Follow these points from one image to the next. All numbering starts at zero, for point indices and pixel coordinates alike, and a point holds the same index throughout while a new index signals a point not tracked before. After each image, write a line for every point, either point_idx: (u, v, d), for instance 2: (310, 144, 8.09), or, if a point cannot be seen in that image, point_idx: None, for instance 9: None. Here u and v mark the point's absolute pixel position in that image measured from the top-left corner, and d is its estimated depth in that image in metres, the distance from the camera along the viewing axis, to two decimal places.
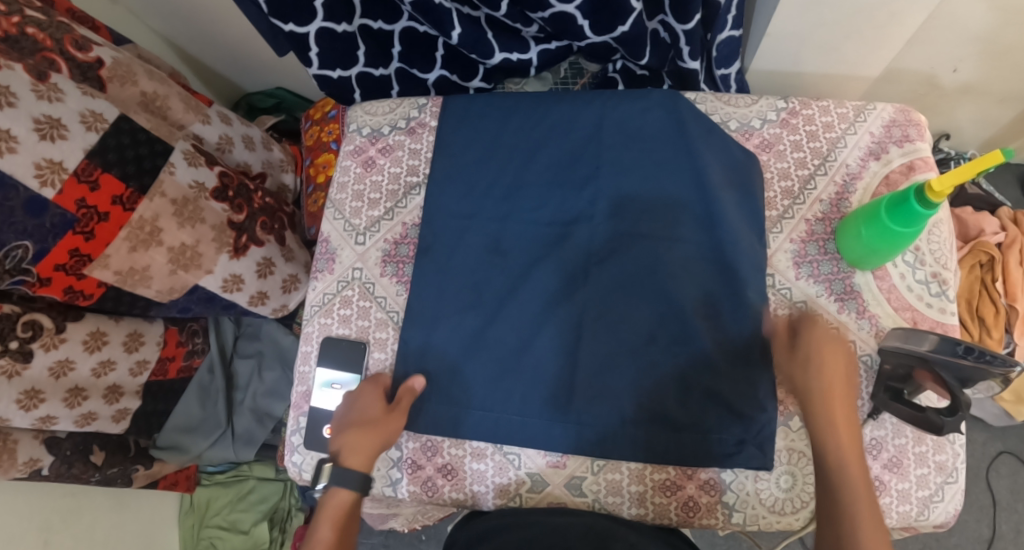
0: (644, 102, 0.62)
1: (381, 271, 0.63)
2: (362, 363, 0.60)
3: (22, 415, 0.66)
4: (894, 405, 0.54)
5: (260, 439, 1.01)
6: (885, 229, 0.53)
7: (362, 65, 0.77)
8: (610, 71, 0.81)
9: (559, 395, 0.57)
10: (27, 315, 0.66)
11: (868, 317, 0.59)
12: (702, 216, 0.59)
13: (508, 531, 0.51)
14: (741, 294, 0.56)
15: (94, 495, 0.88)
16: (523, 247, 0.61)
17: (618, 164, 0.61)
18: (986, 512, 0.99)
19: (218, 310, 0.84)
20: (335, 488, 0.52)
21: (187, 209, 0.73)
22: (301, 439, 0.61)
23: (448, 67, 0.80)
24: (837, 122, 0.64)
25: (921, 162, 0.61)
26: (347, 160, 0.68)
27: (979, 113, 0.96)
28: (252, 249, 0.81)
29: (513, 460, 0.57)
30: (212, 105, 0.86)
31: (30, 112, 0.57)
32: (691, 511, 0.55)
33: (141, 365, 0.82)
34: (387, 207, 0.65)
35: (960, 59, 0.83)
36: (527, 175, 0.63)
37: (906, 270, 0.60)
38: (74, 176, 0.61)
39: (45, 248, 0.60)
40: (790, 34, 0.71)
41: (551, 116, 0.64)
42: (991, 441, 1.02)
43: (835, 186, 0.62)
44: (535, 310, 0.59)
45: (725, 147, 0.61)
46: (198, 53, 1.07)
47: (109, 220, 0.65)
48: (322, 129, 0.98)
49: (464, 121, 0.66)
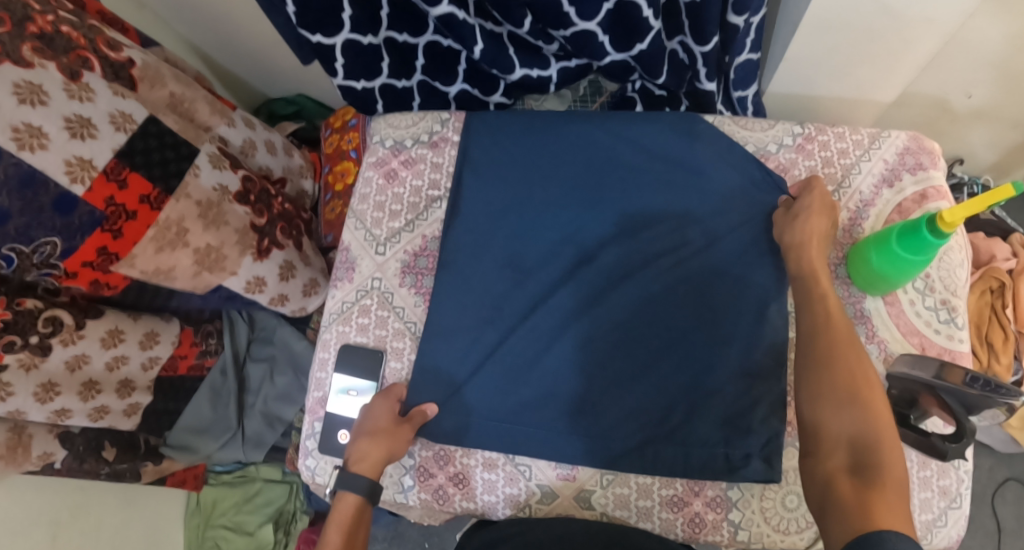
0: (662, 124, 0.64)
1: (400, 281, 0.64)
2: (379, 372, 0.62)
3: (37, 408, 0.67)
4: (901, 429, 0.55)
5: (269, 443, 1.03)
6: (896, 256, 0.54)
7: (385, 76, 0.78)
8: (629, 91, 0.84)
9: (571, 408, 0.58)
10: (49, 311, 0.67)
11: (877, 342, 0.60)
12: (715, 237, 0.60)
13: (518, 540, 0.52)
14: (753, 315, 0.58)
15: (101, 491, 0.89)
16: (540, 262, 0.62)
17: (635, 184, 0.63)
18: (991, 538, 0.99)
19: None
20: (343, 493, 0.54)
21: (211, 212, 0.74)
22: (316, 443, 0.62)
23: (470, 81, 0.81)
24: (852, 149, 0.65)
25: (933, 190, 0.63)
26: (370, 171, 0.69)
27: (992, 139, 0.97)
28: (274, 251, 0.85)
29: (524, 471, 0.58)
30: (237, 110, 0.88)
31: (62, 112, 0.58)
32: (697, 527, 0.56)
33: (153, 361, 0.83)
34: (407, 219, 0.66)
35: (974, 86, 0.84)
36: (546, 191, 0.64)
37: (915, 296, 0.61)
38: (103, 175, 0.63)
39: (73, 246, 0.63)
40: (806, 58, 0.72)
41: (572, 135, 0.66)
42: (997, 467, 1.02)
43: (848, 212, 0.63)
44: (550, 325, 0.60)
45: (741, 170, 0.63)
46: (224, 60, 1.10)
47: (136, 219, 0.67)
48: (342, 137, 0.99)
49: (485, 138, 0.67)
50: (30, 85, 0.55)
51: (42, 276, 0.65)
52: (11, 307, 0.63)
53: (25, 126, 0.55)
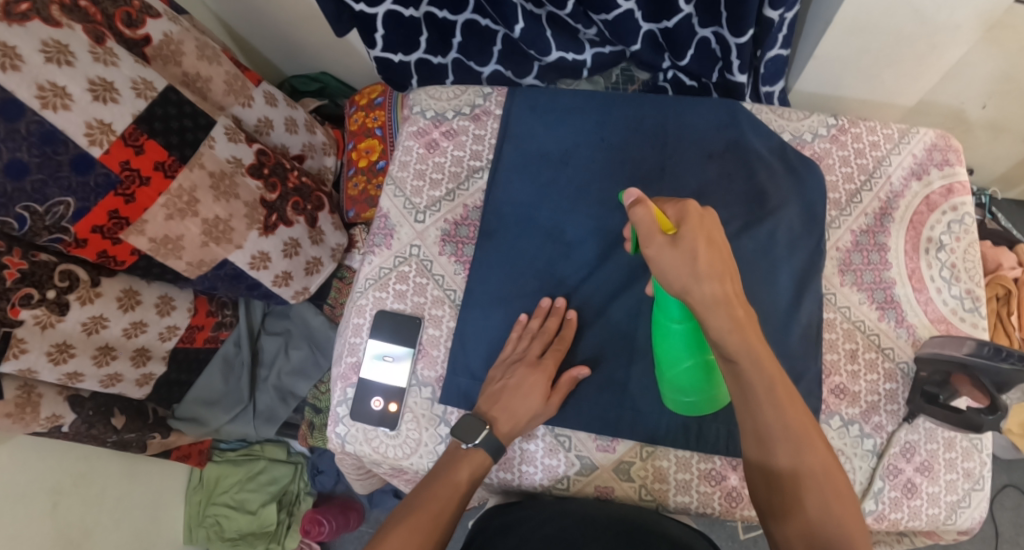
0: (706, 107, 0.66)
1: (439, 250, 0.64)
2: (416, 338, 0.61)
3: (50, 369, 0.65)
4: (929, 408, 0.57)
5: (281, 418, 0.99)
6: (677, 324, 0.48)
7: (422, 51, 0.78)
8: (661, 80, 0.81)
9: (613, 383, 0.58)
10: (64, 265, 0.65)
11: (906, 326, 0.61)
12: (755, 220, 0.61)
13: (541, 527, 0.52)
14: (797, 301, 0.59)
15: (107, 461, 0.87)
16: (586, 238, 0.62)
17: (681, 166, 0.64)
18: (987, 542, 1.00)
19: (241, 291, 0.83)
20: (475, 448, 0.53)
21: (223, 182, 0.72)
22: (347, 410, 0.61)
23: (504, 62, 0.81)
24: (883, 142, 0.67)
25: (959, 185, 0.65)
26: (410, 141, 0.69)
27: (1004, 151, 1.00)
28: (282, 228, 0.81)
29: (564, 442, 0.58)
30: (260, 84, 0.87)
31: (87, 74, 0.57)
32: (734, 501, 0.56)
33: (170, 330, 0.82)
34: (448, 188, 0.67)
35: (986, 97, 0.87)
36: (589, 169, 0.64)
37: (942, 285, 0.63)
38: (122, 139, 0.61)
39: (87, 207, 0.61)
40: (837, 58, 0.73)
41: (619, 118, 0.66)
42: (997, 474, 1.03)
43: (879, 202, 0.65)
44: (596, 300, 0.60)
45: (782, 152, 0.64)
46: (246, 33, 1.06)
47: (150, 185, 0.65)
48: (367, 115, 0.97)
49: (530, 113, 0.67)
50: (57, 44, 0.54)
51: (51, 242, 0.62)
52: (27, 257, 0.61)
53: (49, 85, 0.54)
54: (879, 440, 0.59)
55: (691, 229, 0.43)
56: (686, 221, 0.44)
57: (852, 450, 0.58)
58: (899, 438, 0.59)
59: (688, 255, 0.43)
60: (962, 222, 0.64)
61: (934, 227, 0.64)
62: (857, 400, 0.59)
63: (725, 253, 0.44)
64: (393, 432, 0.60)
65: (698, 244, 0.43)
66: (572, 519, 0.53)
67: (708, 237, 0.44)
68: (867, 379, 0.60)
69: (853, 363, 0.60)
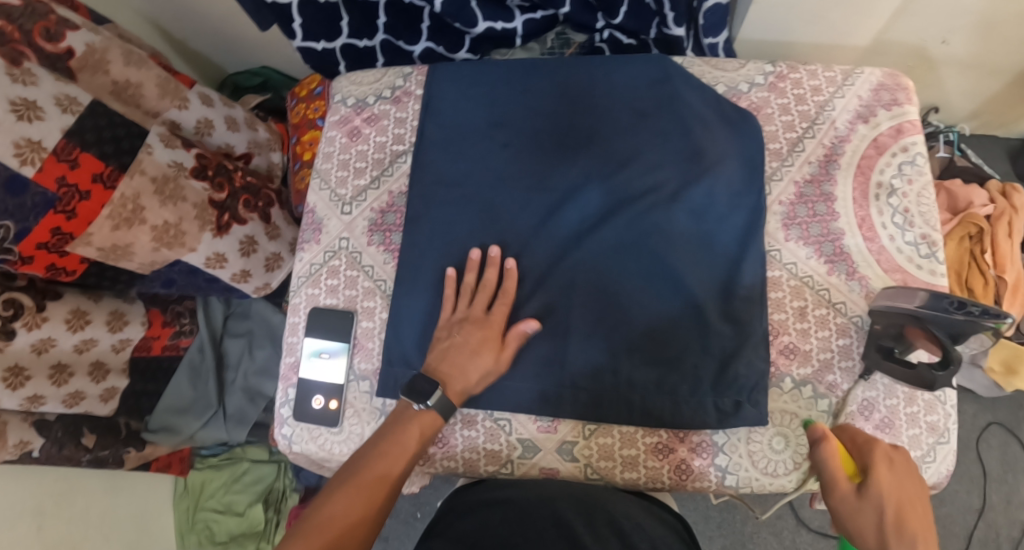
0: (635, 66, 0.62)
1: (368, 240, 0.62)
2: (350, 333, 0.60)
3: (8, 394, 0.64)
4: (886, 364, 0.54)
5: (253, 418, 0.99)
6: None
7: (346, 36, 0.75)
8: (597, 41, 0.76)
9: (551, 360, 0.56)
10: (7, 294, 0.64)
11: (858, 279, 0.58)
12: (692, 178, 0.57)
13: (493, 509, 0.49)
14: (739, 262, 0.57)
15: (86, 481, 0.87)
16: (515, 214, 0.60)
17: (611, 130, 0.60)
18: (976, 483, 0.97)
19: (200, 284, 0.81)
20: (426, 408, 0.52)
21: (167, 186, 0.70)
22: (290, 411, 0.60)
23: (435, 39, 0.76)
24: (825, 86, 0.63)
25: (909, 125, 0.61)
26: (333, 130, 0.67)
27: (970, 86, 0.95)
28: (235, 227, 0.79)
29: (504, 426, 0.57)
30: (193, 86, 0.81)
31: (6, 94, 0.53)
32: (684, 474, 0.55)
33: (123, 342, 0.80)
34: (373, 176, 0.65)
35: (950, 31, 0.81)
36: (515, 141, 0.62)
37: (895, 232, 0.60)
38: (54, 155, 0.58)
39: (27, 228, 0.58)
40: (779, 4, 0.67)
41: (544, 86, 0.63)
42: (981, 413, 1.00)
43: (824, 148, 0.62)
44: (528, 280, 0.58)
45: (715, 104, 0.61)
46: (181, 36, 1.03)
47: (91, 199, 0.62)
48: (308, 106, 0.94)
49: (449, 89, 0.65)
50: None
51: None
52: None
53: None
54: (836, 399, 0.56)
55: (878, 480, 0.42)
56: (873, 470, 0.43)
57: (807, 412, 0.56)
58: (856, 396, 0.56)
59: (875, 516, 0.40)
60: (915, 163, 0.61)
61: (884, 171, 0.61)
62: (808, 359, 0.57)
63: (918, 507, 0.41)
64: (336, 429, 0.59)
65: (886, 503, 0.40)
66: (533, 504, 0.49)
67: (896, 484, 0.42)
68: (818, 336, 0.58)
69: (803, 322, 0.58)
